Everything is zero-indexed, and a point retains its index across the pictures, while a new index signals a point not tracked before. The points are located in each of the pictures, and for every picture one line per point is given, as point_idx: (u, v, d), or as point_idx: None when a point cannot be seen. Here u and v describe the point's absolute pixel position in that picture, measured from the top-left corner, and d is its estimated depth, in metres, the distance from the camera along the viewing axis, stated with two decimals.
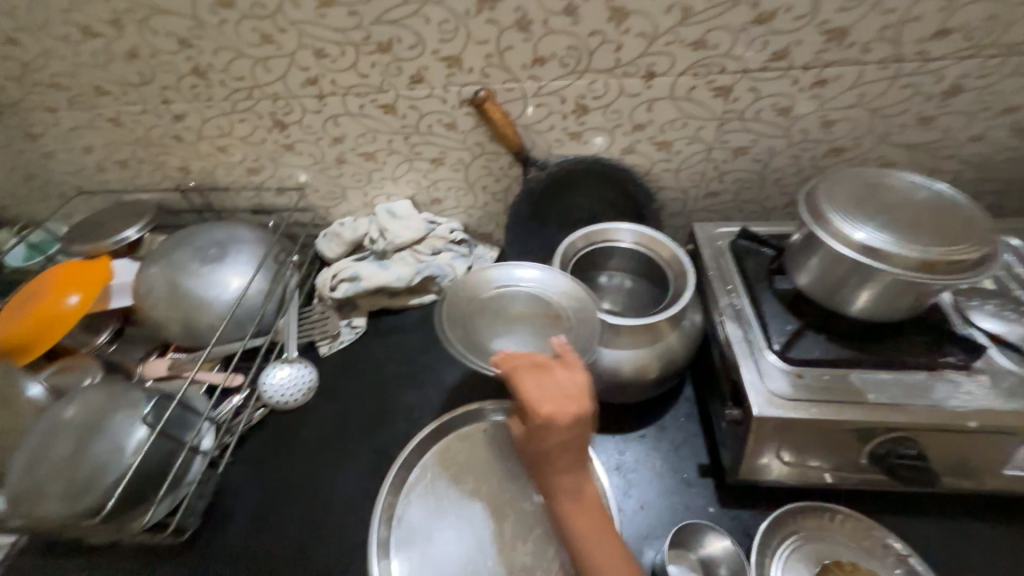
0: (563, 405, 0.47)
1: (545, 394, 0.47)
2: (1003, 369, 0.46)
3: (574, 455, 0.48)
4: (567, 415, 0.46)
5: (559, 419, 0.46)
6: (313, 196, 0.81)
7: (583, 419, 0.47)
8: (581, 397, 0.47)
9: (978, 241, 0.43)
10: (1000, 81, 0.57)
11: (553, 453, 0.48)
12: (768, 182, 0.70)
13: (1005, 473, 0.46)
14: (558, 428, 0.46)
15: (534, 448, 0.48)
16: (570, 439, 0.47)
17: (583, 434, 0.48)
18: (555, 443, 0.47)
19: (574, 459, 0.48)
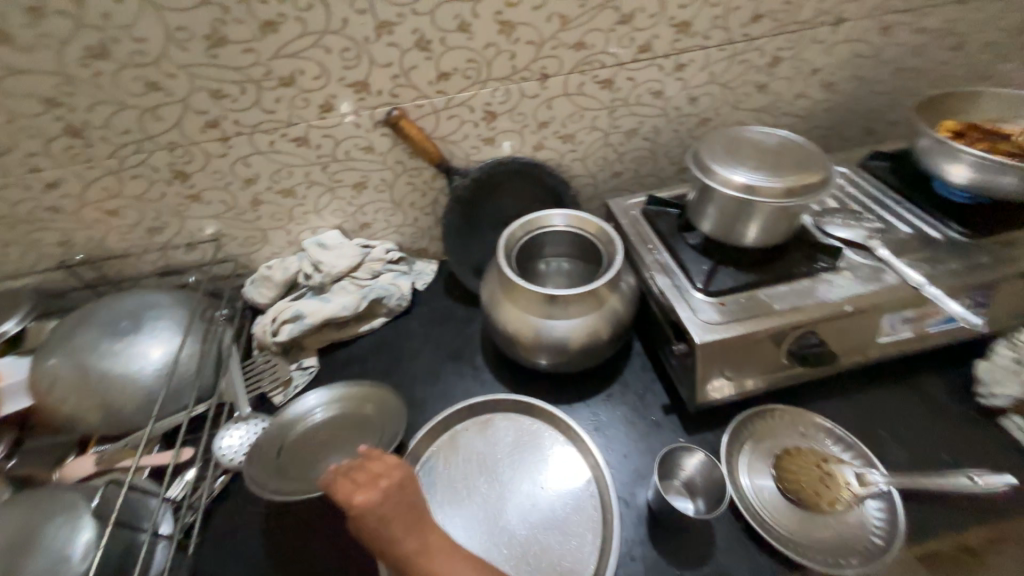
0: (374, 483, 0.48)
1: (363, 474, 0.48)
2: (857, 263, 0.59)
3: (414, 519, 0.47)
4: (384, 482, 0.47)
5: (371, 499, 0.46)
6: (232, 245, 0.78)
7: (396, 487, 0.48)
8: (395, 465, 0.50)
9: (820, 165, 0.55)
10: (805, 49, 0.73)
11: (404, 525, 0.46)
12: (659, 156, 0.81)
13: (881, 340, 0.58)
14: (387, 496, 0.47)
15: (371, 529, 0.46)
16: (401, 507, 0.47)
17: (413, 493, 0.49)
18: (387, 505, 0.46)
19: (416, 521, 0.47)
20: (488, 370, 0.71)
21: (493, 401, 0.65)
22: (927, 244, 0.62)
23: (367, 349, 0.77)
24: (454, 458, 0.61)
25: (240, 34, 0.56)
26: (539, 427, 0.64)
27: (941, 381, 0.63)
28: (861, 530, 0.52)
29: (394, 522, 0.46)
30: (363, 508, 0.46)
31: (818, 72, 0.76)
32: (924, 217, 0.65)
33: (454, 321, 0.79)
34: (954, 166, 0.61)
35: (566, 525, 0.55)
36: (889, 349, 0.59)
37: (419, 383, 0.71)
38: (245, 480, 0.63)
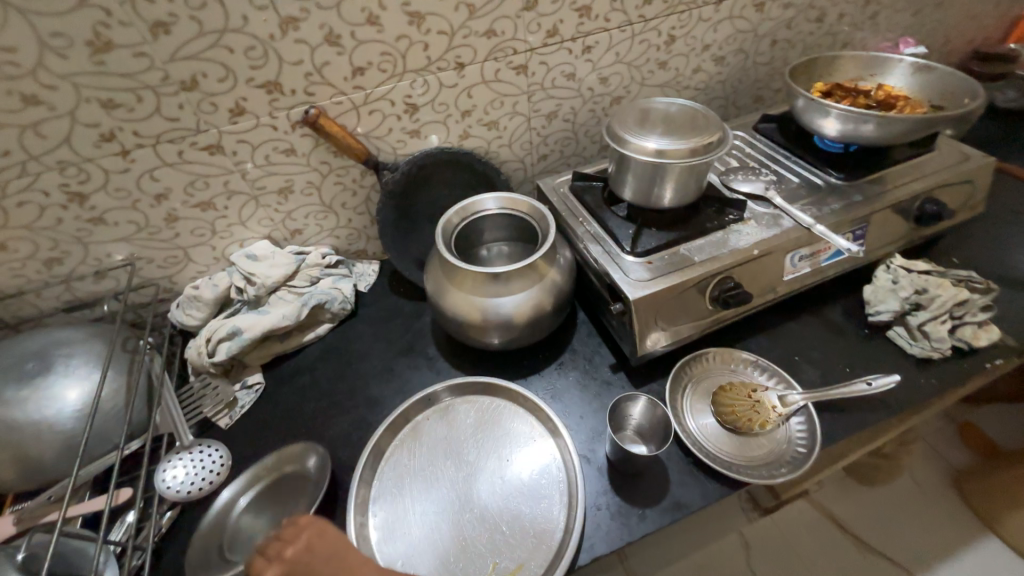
0: (281, 552, 0.42)
1: (272, 545, 0.43)
2: (760, 213, 0.67)
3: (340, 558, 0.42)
4: (289, 547, 0.42)
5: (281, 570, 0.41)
6: (149, 268, 0.72)
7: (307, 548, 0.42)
8: (306, 523, 0.44)
9: (717, 126, 0.61)
10: (695, 27, 0.80)
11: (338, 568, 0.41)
12: (580, 135, 0.86)
13: (786, 279, 0.66)
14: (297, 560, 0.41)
15: None
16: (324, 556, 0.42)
17: (330, 546, 0.43)
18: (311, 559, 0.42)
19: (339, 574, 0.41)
20: (442, 359, 0.72)
21: (451, 386, 0.66)
22: (813, 190, 0.71)
23: (316, 357, 0.74)
24: (419, 447, 0.62)
25: (127, 37, 0.53)
26: (498, 403, 0.65)
27: (839, 308, 0.73)
28: (787, 444, 0.59)
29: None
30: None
31: (709, 47, 0.84)
32: (809, 167, 0.74)
33: (402, 317, 0.79)
34: (826, 120, 0.70)
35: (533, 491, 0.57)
36: (793, 285, 0.67)
37: (374, 382, 0.70)
38: (197, 511, 0.59)
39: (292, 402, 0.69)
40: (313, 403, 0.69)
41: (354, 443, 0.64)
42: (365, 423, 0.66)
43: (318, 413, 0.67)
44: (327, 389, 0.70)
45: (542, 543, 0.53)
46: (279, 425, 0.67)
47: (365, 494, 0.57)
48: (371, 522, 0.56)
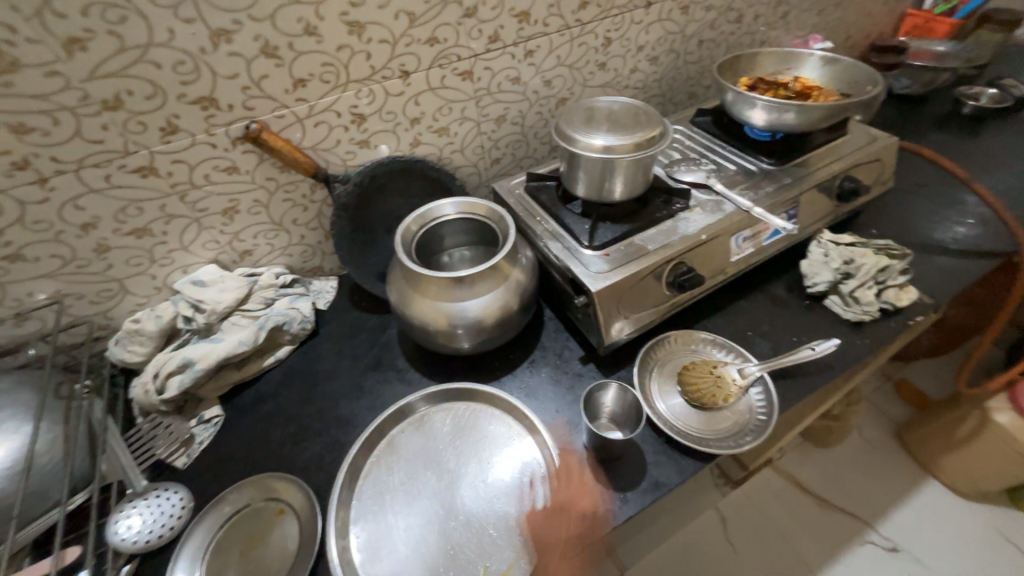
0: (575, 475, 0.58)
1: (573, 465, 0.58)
2: (704, 200, 0.71)
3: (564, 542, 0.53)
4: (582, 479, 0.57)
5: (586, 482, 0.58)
6: (79, 305, 0.66)
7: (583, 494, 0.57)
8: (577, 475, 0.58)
9: (658, 121, 0.64)
10: (628, 29, 0.84)
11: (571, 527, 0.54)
12: (530, 137, 0.88)
13: (733, 260, 0.71)
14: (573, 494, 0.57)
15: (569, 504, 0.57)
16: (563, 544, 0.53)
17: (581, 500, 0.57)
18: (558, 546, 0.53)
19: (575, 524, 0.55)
20: (413, 370, 0.71)
21: (424, 395, 0.65)
22: (749, 176, 0.76)
23: (278, 382, 0.71)
24: (396, 460, 0.60)
25: (37, 56, 0.48)
26: (474, 407, 0.65)
27: (781, 283, 0.79)
28: (748, 413, 0.63)
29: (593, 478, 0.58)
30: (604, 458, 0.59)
31: (643, 48, 0.89)
32: (743, 155, 0.80)
33: (367, 331, 0.77)
34: (754, 112, 0.75)
35: (572, 501, 0.56)
36: (739, 265, 0.72)
37: (343, 400, 0.68)
38: (161, 560, 0.54)
39: (255, 431, 0.66)
40: (279, 430, 0.66)
41: (328, 466, 0.61)
42: (337, 444, 0.63)
43: (285, 439, 0.64)
44: (293, 413, 0.67)
45: (530, 539, 0.54)
46: (243, 457, 0.63)
47: (344, 517, 0.55)
48: (352, 542, 0.54)
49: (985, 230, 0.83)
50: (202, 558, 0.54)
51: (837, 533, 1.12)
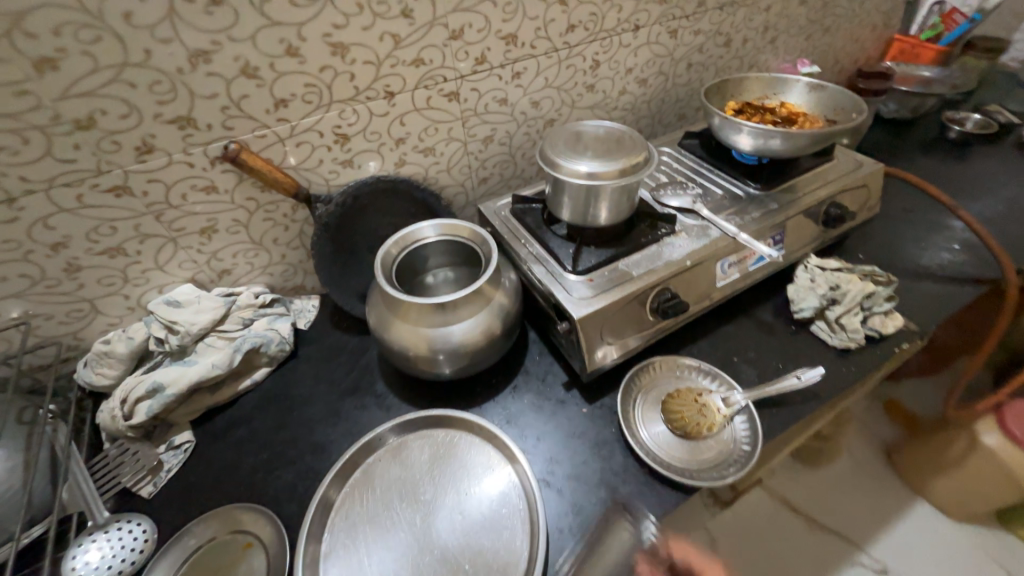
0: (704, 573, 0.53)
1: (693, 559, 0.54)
2: (689, 225, 0.71)
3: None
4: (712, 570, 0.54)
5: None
6: (48, 325, 0.65)
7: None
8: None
9: (643, 147, 0.64)
10: (617, 52, 0.85)
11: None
12: (518, 157, 0.88)
13: (718, 285, 0.70)
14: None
15: None
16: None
17: None
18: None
19: None
20: (393, 395, 0.69)
21: (402, 422, 0.64)
22: (735, 201, 0.76)
23: (253, 405, 0.69)
24: (370, 490, 0.59)
25: (6, 75, 0.47)
26: (453, 435, 0.64)
27: (767, 307, 0.78)
28: (733, 444, 0.62)
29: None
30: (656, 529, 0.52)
31: (632, 70, 0.89)
32: (729, 179, 0.80)
33: (347, 352, 0.75)
34: (740, 137, 0.76)
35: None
36: (725, 290, 0.72)
37: (319, 426, 0.66)
38: None
39: (227, 458, 0.63)
40: (252, 457, 0.63)
41: (300, 497, 0.59)
42: (310, 472, 0.61)
43: (257, 467, 0.62)
44: (268, 439, 0.65)
45: None
46: (212, 486, 0.61)
47: (314, 551, 0.53)
48: None
49: (970, 256, 0.83)
50: None
51: (827, 558, 1.10)
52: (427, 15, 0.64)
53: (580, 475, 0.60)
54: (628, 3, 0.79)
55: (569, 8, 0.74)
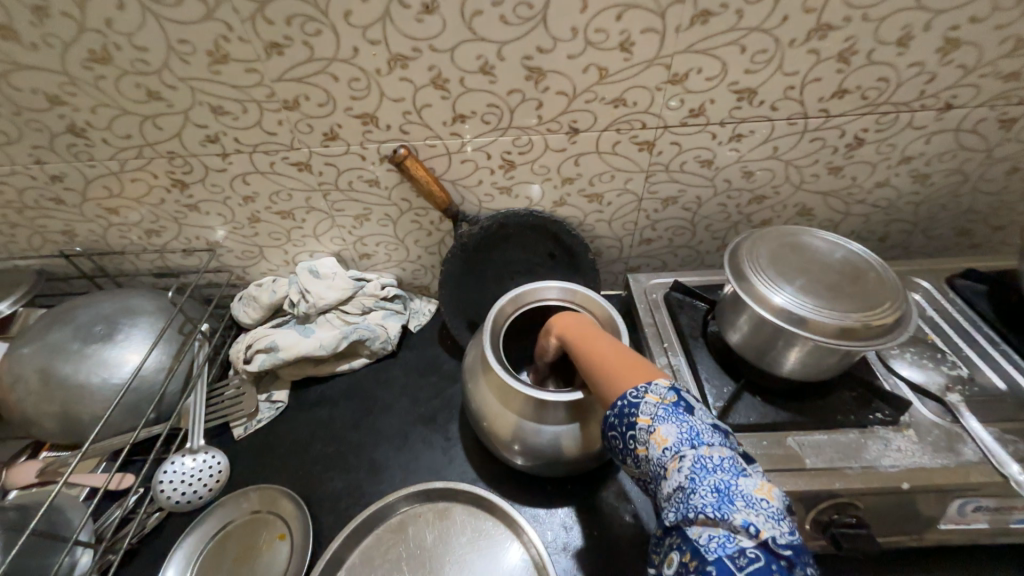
0: None
1: None
2: (926, 422, 0.47)
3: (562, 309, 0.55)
4: None
5: None
6: (229, 256, 0.75)
7: None
8: None
9: (893, 300, 0.43)
10: (897, 134, 0.60)
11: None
12: (699, 228, 0.72)
13: (938, 527, 0.46)
14: None
15: None
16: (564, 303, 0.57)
17: None
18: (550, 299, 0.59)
19: None
20: (460, 446, 0.64)
21: (453, 488, 0.58)
22: None
23: (342, 390, 0.71)
24: (398, 548, 0.55)
25: (244, 53, 0.51)
26: (500, 532, 0.55)
27: None
28: None
29: (600, 394, 0.42)
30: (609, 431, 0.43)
31: (910, 160, 0.63)
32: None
33: (438, 374, 0.72)
34: None
35: None
36: (945, 536, 0.46)
37: (384, 442, 0.65)
38: (181, 521, 0.58)
39: (303, 434, 0.66)
40: (320, 444, 0.65)
41: (338, 511, 0.58)
42: (357, 489, 0.60)
43: (320, 458, 0.63)
44: (339, 433, 0.66)
45: None
46: (282, 455, 0.64)
47: None
48: None
49: None
50: (207, 544, 0.56)
51: None
52: (649, 52, 0.52)
53: None
54: (950, 72, 0.54)
55: (849, 67, 0.54)
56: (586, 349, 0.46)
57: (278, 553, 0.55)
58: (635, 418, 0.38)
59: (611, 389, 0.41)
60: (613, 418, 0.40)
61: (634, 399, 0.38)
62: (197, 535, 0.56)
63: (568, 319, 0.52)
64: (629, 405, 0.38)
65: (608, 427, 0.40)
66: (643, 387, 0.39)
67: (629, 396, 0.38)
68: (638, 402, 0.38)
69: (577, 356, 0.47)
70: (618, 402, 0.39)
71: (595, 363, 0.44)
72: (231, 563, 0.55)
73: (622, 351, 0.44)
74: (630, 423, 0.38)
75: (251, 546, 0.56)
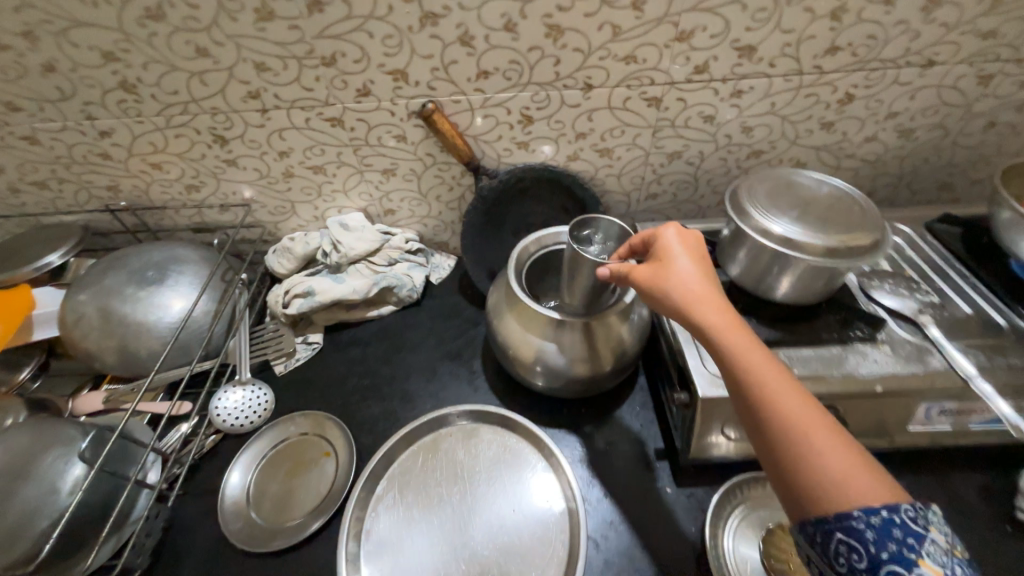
0: None
1: None
2: (900, 338, 0.54)
3: (712, 299, 0.43)
4: None
5: None
6: (261, 212, 0.81)
7: None
8: None
9: (871, 228, 0.49)
10: (884, 89, 0.66)
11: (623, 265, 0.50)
12: (702, 182, 0.78)
13: (908, 429, 0.53)
14: None
15: None
16: (708, 282, 0.44)
17: None
18: (680, 260, 0.46)
19: None
20: (483, 378, 0.70)
21: (481, 411, 0.64)
22: (988, 330, 0.54)
23: (373, 333, 0.77)
24: (433, 460, 0.61)
25: (288, 11, 0.56)
26: (524, 447, 0.62)
27: (974, 481, 0.56)
28: None
29: (810, 474, 0.33)
30: (790, 513, 0.35)
31: (896, 116, 0.69)
32: (988, 296, 0.58)
33: (460, 319, 0.78)
34: None
35: None
36: (914, 438, 0.53)
37: (414, 377, 0.71)
38: (236, 443, 0.65)
39: (340, 370, 0.73)
40: (356, 379, 0.71)
41: (377, 433, 0.65)
42: (393, 415, 0.67)
43: (357, 390, 0.70)
44: (372, 369, 0.73)
45: None
46: (322, 388, 0.70)
47: (370, 490, 0.58)
48: (366, 521, 0.56)
49: None
50: (262, 460, 0.63)
51: None
52: (659, 10, 0.57)
53: (636, 555, 0.53)
54: (932, 30, 0.59)
55: (840, 24, 0.59)
56: (785, 403, 0.36)
57: (326, 468, 0.62)
58: (919, 563, 0.29)
59: (839, 480, 0.32)
60: (864, 535, 0.30)
61: (917, 534, 0.30)
62: (253, 452, 0.63)
63: (737, 333, 0.40)
64: (909, 539, 0.30)
65: (837, 534, 0.31)
66: (911, 509, 0.31)
67: (913, 520, 0.30)
68: (922, 543, 0.30)
69: (763, 399, 0.37)
70: (874, 517, 0.30)
71: (808, 431, 0.35)
72: (284, 475, 0.61)
73: (836, 425, 0.35)
74: (908, 563, 0.29)
75: (301, 462, 0.63)
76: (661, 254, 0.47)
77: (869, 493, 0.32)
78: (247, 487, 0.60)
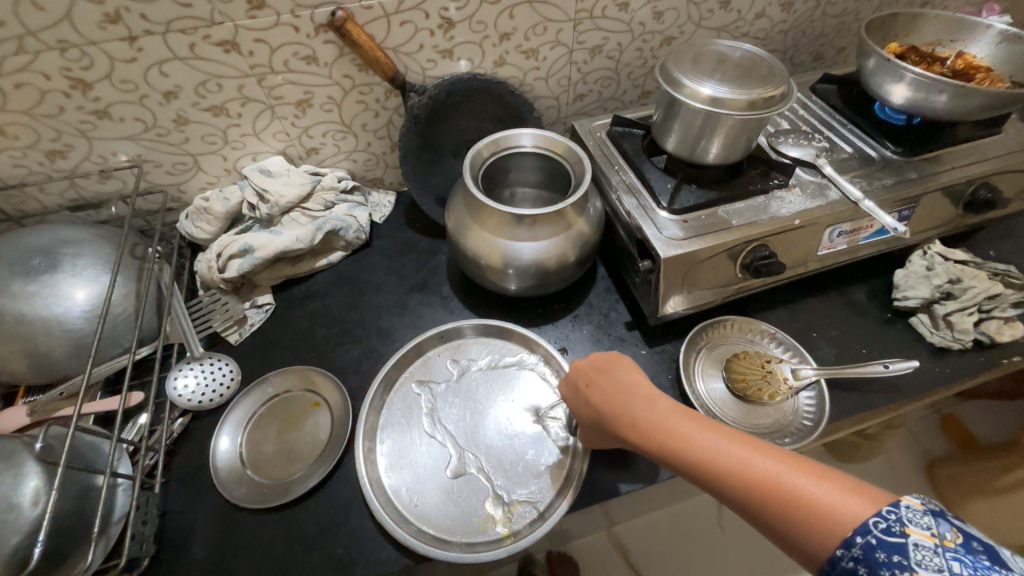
0: None
1: None
2: (807, 181, 0.63)
3: (634, 402, 0.44)
4: None
5: None
6: (156, 173, 0.69)
7: None
8: None
9: (782, 81, 0.55)
10: None
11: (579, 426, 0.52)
12: (623, 76, 0.80)
13: (819, 254, 0.64)
14: None
15: None
16: (620, 389, 0.46)
17: None
18: (592, 387, 0.47)
19: None
20: (456, 299, 0.71)
21: (465, 327, 0.66)
22: (865, 163, 0.66)
23: (327, 283, 0.73)
24: (428, 380, 0.62)
25: None
26: (512, 350, 0.65)
27: (864, 288, 0.71)
28: (795, 416, 0.59)
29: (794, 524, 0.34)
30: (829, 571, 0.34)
31: None
32: (862, 137, 0.69)
33: (416, 252, 0.77)
34: (896, 86, 0.62)
35: None
36: (823, 261, 0.65)
37: (386, 314, 0.70)
38: (209, 419, 0.60)
39: (304, 325, 0.69)
40: (324, 328, 0.68)
41: (363, 372, 0.64)
42: (375, 352, 0.66)
43: (329, 338, 0.67)
44: (338, 316, 0.70)
45: (543, 483, 0.55)
46: (290, 347, 0.66)
47: (373, 422, 0.58)
48: (375, 449, 0.57)
49: None
50: (246, 425, 0.59)
51: None
52: None
53: None
54: None
55: None
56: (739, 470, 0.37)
57: (320, 417, 0.60)
58: (906, 531, 0.31)
59: (831, 517, 0.33)
60: (875, 561, 0.31)
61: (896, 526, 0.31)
62: (234, 422, 0.59)
63: (669, 425, 0.41)
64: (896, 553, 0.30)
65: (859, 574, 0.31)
66: (880, 520, 0.32)
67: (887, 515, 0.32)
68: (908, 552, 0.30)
69: (734, 494, 0.37)
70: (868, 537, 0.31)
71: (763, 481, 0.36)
72: (277, 435, 0.59)
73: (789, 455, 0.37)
74: (903, 549, 0.30)
75: (292, 419, 0.60)
76: (574, 393, 0.49)
77: (848, 512, 0.33)
78: (239, 455, 0.57)
